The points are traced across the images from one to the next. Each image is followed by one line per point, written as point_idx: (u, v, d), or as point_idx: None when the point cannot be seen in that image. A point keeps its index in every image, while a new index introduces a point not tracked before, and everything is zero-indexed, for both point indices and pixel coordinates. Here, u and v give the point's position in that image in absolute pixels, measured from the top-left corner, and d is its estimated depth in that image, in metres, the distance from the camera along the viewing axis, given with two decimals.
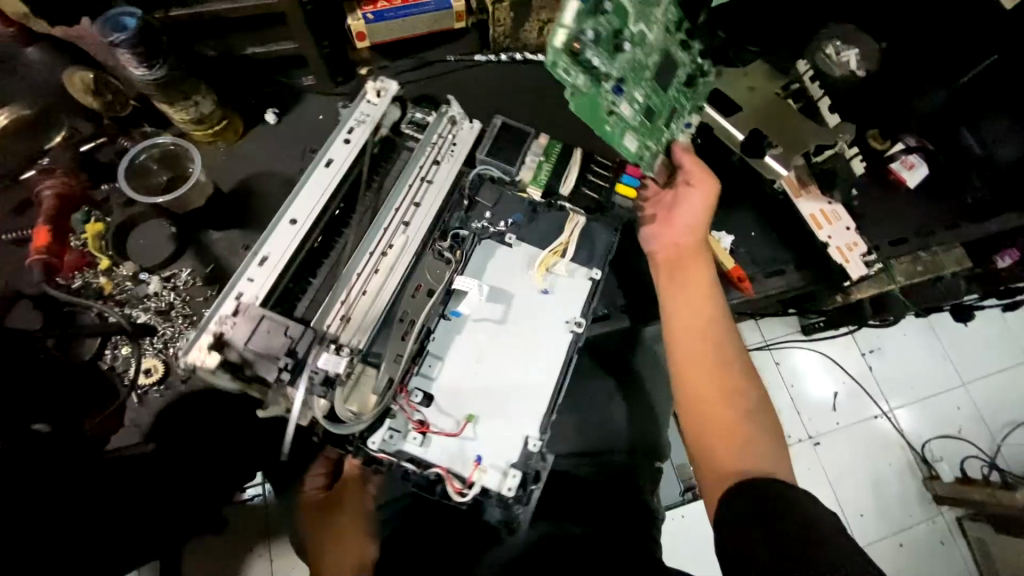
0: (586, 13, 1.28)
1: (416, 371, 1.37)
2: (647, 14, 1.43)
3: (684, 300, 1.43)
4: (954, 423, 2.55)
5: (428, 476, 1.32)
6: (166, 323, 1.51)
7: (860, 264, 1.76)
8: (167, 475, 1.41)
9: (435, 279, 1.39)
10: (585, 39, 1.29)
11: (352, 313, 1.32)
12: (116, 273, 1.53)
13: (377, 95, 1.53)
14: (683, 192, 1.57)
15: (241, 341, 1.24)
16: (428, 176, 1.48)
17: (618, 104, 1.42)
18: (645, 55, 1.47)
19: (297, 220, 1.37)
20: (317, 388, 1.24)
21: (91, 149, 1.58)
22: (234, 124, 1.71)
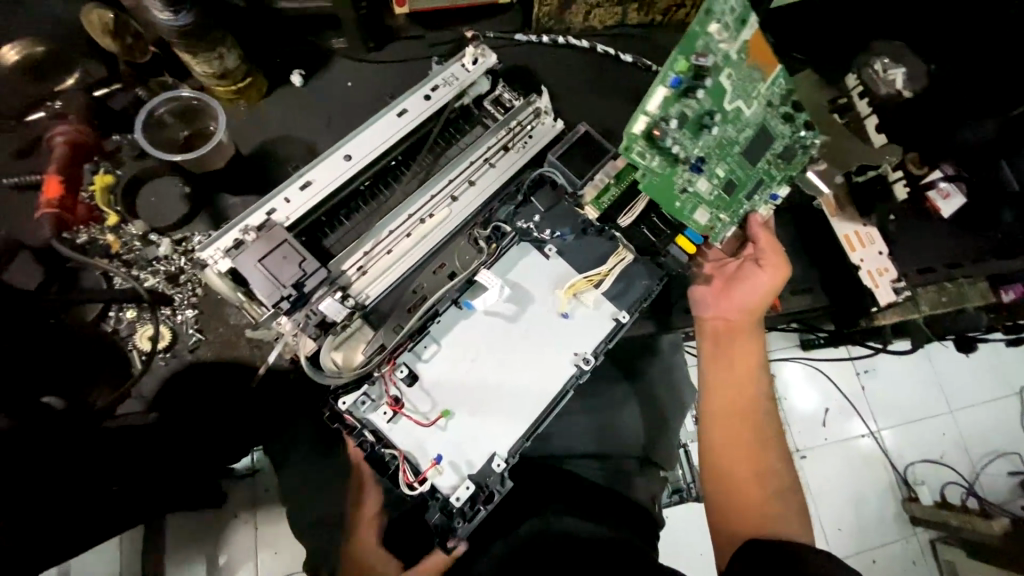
0: (672, 99, 1.34)
1: (410, 347, 1.26)
2: (742, 89, 1.42)
3: (726, 376, 1.43)
4: (936, 447, 2.57)
5: (382, 454, 1.22)
6: (175, 290, 1.44)
7: (889, 289, 1.71)
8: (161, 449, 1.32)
9: (462, 264, 1.31)
10: (664, 125, 1.34)
11: (367, 267, 1.33)
12: (124, 231, 1.44)
13: (473, 63, 1.48)
14: (751, 271, 1.49)
15: (254, 257, 1.21)
16: (492, 160, 1.44)
17: (692, 182, 1.42)
18: (733, 130, 1.44)
19: (352, 158, 1.36)
20: (309, 330, 1.24)
21: (104, 95, 1.47)
22: (257, 83, 1.61)
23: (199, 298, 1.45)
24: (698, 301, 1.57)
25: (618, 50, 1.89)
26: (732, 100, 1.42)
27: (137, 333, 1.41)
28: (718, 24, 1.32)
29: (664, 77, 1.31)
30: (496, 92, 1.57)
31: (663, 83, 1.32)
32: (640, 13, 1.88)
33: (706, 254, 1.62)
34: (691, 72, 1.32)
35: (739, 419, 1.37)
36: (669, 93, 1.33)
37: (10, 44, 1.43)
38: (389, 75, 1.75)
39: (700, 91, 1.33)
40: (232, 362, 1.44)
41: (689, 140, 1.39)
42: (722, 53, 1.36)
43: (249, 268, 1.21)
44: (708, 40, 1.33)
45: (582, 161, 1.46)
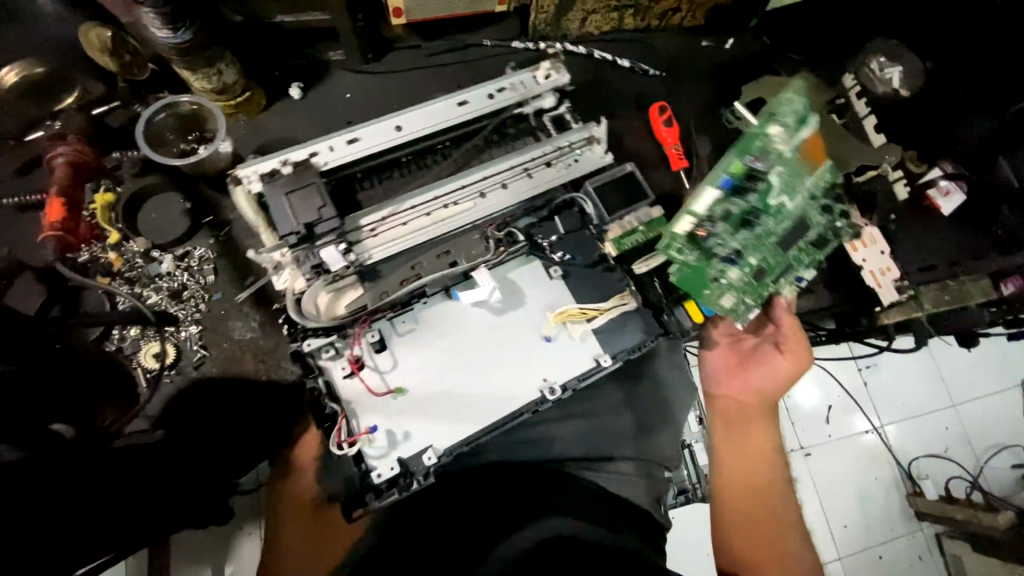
0: (721, 198, 1.36)
1: (388, 316, 1.25)
2: (792, 185, 1.38)
3: (739, 448, 1.45)
4: (939, 442, 2.55)
5: (326, 408, 1.18)
6: (179, 307, 1.44)
7: (892, 289, 1.72)
8: (164, 471, 1.29)
9: (465, 254, 1.26)
10: (709, 225, 1.36)
11: (380, 230, 1.30)
12: (125, 248, 1.43)
13: (545, 78, 1.48)
14: (769, 355, 1.48)
15: (280, 188, 1.22)
16: (531, 170, 1.39)
17: (725, 272, 1.34)
18: (776, 223, 1.37)
19: (402, 130, 1.38)
20: (305, 268, 1.23)
21: (102, 113, 1.47)
22: (256, 97, 1.62)
23: (204, 313, 1.45)
24: (710, 378, 1.57)
25: (615, 56, 1.90)
26: (777, 195, 1.37)
27: (141, 350, 1.40)
28: (779, 128, 1.39)
29: (714, 179, 1.36)
30: (560, 111, 1.52)
31: (714, 184, 1.36)
32: (636, 17, 1.89)
33: (717, 322, 1.52)
34: (744, 175, 1.36)
35: (752, 495, 1.38)
36: (720, 193, 1.35)
37: (5, 66, 1.41)
38: (387, 86, 1.76)
39: (748, 193, 1.37)
40: (238, 376, 1.44)
41: (728, 233, 1.36)
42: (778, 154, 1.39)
43: (276, 197, 1.21)
44: (766, 142, 1.38)
45: (620, 199, 1.37)
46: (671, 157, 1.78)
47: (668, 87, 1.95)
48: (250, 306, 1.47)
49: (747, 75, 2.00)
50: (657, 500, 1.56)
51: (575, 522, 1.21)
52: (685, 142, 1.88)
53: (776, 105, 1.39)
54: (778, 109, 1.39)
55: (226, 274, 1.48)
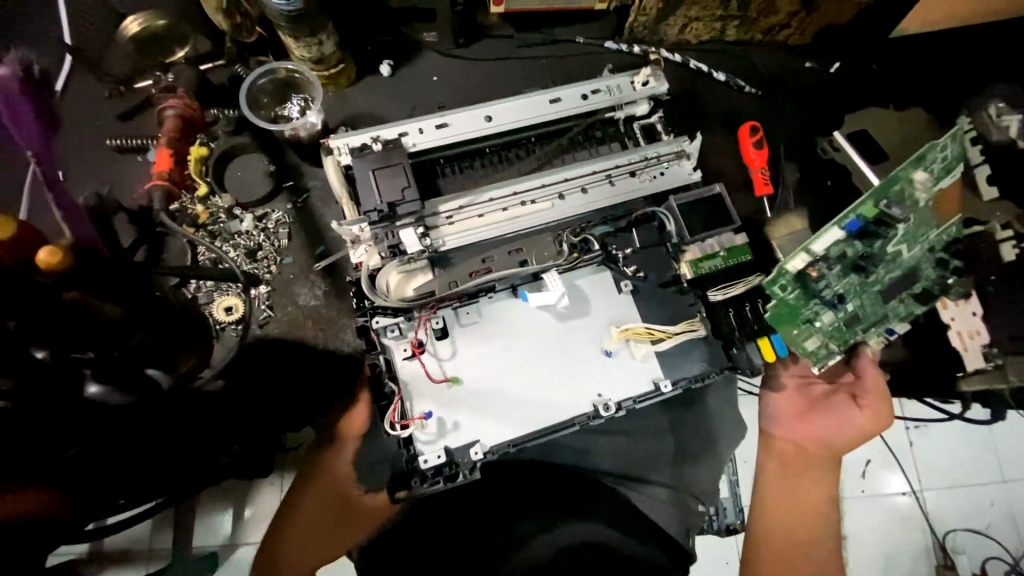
0: (842, 241, 1.30)
1: (453, 305, 1.25)
2: (913, 235, 1.35)
3: (783, 487, 1.40)
4: (979, 515, 1.87)
5: (385, 388, 1.21)
6: (253, 265, 1.49)
7: (979, 354, 1.56)
8: (225, 416, 1.41)
9: (539, 256, 1.25)
10: (823, 267, 1.30)
11: (456, 218, 1.29)
12: (212, 203, 1.49)
13: (642, 84, 1.42)
14: (844, 406, 1.41)
15: (369, 165, 1.24)
16: (614, 177, 1.35)
17: (819, 314, 1.37)
18: (884, 271, 1.36)
19: (492, 120, 1.37)
20: (381, 247, 1.24)
21: (208, 69, 1.55)
22: (347, 70, 1.64)
23: (275, 275, 1.50)
24: (768, 417, 1.50)
25: (711, 68, 1.82)
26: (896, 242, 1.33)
27: (215, 303, 1.45)
28: (924, 174, 1.31)
29: (842, 219, 1.29)
30: (651, 120, 1.45)
31: (841, 225, 1.28)
32: (740, 30, 1.81)
33: (789, 363, 1.47)
34: (877, 219, 1.28)
35: (793, 542, 1.32)
36: (842, 236, 1.29)
37: (134, 15, 1.52)
38: (474, 71, 1.74)
39: (876, 238, 1.29)
40: (297, 341, 1.48)
41: (838, 277, 1.34)
42: (914, 201, 1.32)
43: (362, 171, 1.24)
44: (905, 187, 1.31)
45: (703, 221, 1.31)
46: (756, 180, 1.70)
47: (761, 106, 1.85)
48: (318, 274, 1.51)
49: (848, 102, 1.87)
50: (687, 529, 1.46)
51: (597, 527, 1.24)
52: (772, 166, 1.79)
53: (930, 150, 1.29)
54: (931, 153, 1.29)
55: (298, 239, 1.53)
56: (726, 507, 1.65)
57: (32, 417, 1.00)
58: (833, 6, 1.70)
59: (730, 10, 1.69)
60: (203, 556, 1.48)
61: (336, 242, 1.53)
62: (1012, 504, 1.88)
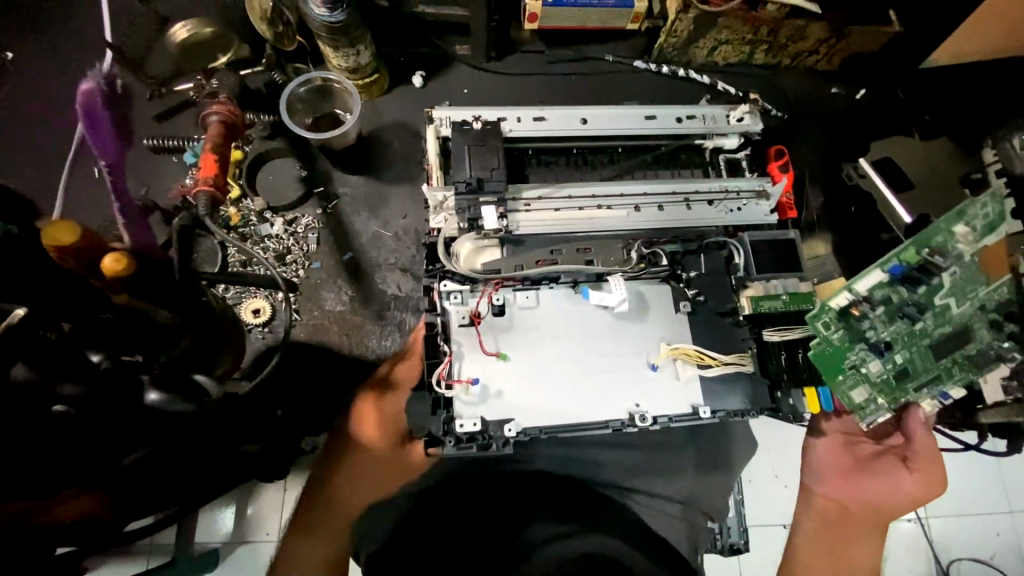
0: (885, 284, 1.34)
1: (515, 287, 1.30)
2: (959, 290, 1.33)
3: (815, 529, 1.50)
4: (984, 544, 1.84)
5: (438, 347, 1.25)
6: (282, 269, 1.50)
7: (997, 387, 1.44)
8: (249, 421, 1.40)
9: (607, 260, 1.32)
10: (867, 307, 1.34)
11: (533, 206, 1.39)
12: (243, 205, 1.51)
13: (737, 119, 1.53)
14: (891, 469, 1.44)
15: (463, 146, 1.34)
16: (692, 202, 1.44)
17: (866, 361, 1.37)
18: (932, 323, 1.35)
19: (586, 123, 1.48)
20: (463, 217, 1.32)
21: (246, 75, 1.55)
22: (381, 79, 1.66)
23: (302, 280, 1.51)
24: (812, 473, 1.56)
25: (740, 90, 1.83)
26: (945, 295, 1.33)
27: (243, 304, 1.45)
28: (965, 227, 1.31)
29: (884, 262, 1.33)
30: (738, 155, 1.56)
31: (883, 267, 1.33)
32: (768, 54, 1.83)
33: (830, 416, 1.52)
34: (919, 265, 1.31)
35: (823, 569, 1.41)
36: (885, 279, 1.33)
37: (182, 22, 1.56)
38: (505, 86, 1.77)
39: (921, 285, 1.32)
40: (322, 347, 1.49)
41: (882, 322, 1.36)
42: (957, 253, 1.31)
43: (459, 147, 1.34)
44: (948, 238, 1.32)
45: (774, 262, 1.37)
46: (784, 206, 1.54)
47: (785, 131, 1.86)
48: (344, 279, 1.52)
49: (875, 130, 1.87)
50: (697, 548, 1.46)
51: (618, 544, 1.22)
52: (797, 191, 1.80)
53: (972, 202, 1.30)
54: (972, 207, 1.30)
55: (327, 244, 1.54)
56: (731, 526, 1.55)
57: (93, 432, 0.91)
58: (864, 33, 1.71)
59: (760, 34, 1.71)
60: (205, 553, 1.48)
61: (362, 249, 1.55)
62: (1018, 535, 1.85)
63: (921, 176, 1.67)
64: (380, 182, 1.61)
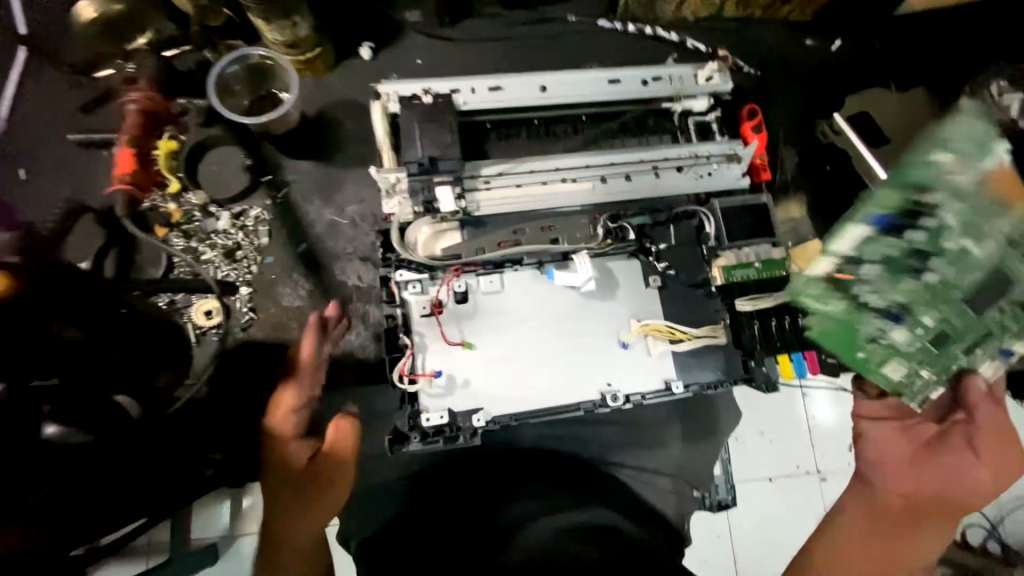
0: (878, 238, 1.05)
1: (478, 271, 1.24)
2: (975, 226, 1.00)
3: (873, 524, 1.08)
4: None
5: (397, 342, 1.19)
6: (232, 267, 1.41)
7: None
8: (210, 426, 1.33)
9: (570, 235, 1.25)
10: (861, 267, 1.07)
11: (493, 184, 1.31)
12: (184, 200, 1.41)
13: (705, 79, 1.44)
14: (969, 458, 1.04)
15: (413, 121, 1.25)
16: (660, 169, 1.37)
17: (885, 329, 1.08)
18: (952, 273, 1.03)
19: (546, 91, 1.39)
20: (416, 202, 1.23)
21: (172, 56, 1.44)
22: (325, 54, 1.53)
23: (255, 276, 1.42)
24: (865, 457, 1.14)
25: (709, 47, 1.72)
26: (959, 237, 1.01)
27: (193, 307, 1.37)
28: (950, 154, 1.00)
29: (858, 215, 1.06)
30: (708, 117, 1.47)
31: (856, 221, 1.06)
32: (739, 7, 1.72)
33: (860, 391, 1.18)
34: (907, 210, 1.03)
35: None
36: (871, 233, 1.05)
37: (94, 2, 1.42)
38: (462, 54, 1.64)
39: (920, 230, 1.02)
40: (281, 344, 1.40)
41: (885, 282, 1.07)
42: (953, 188, 0.99)
43: (408, 123, 1.25)
44: (934, 168, 1.00)
45: (749, 227, 1.31)
46: (757, 167, 1.48)
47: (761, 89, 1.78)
48: (300, 272, 1.44)
49: (852, 82, 1.79)
50: (682, 518, 1.47)
51: (615, 515, 1.17)
52: (771, 151, 1.73)
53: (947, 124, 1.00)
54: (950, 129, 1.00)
55: (280, 237, 1.45)
56: (718, 483, 1.57)
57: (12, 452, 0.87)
58: None
59: None
60: (203, 547, 1.39)
61: (318, 239, 1.46)
62: None
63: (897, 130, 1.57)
64: (333, 167, 1.51)
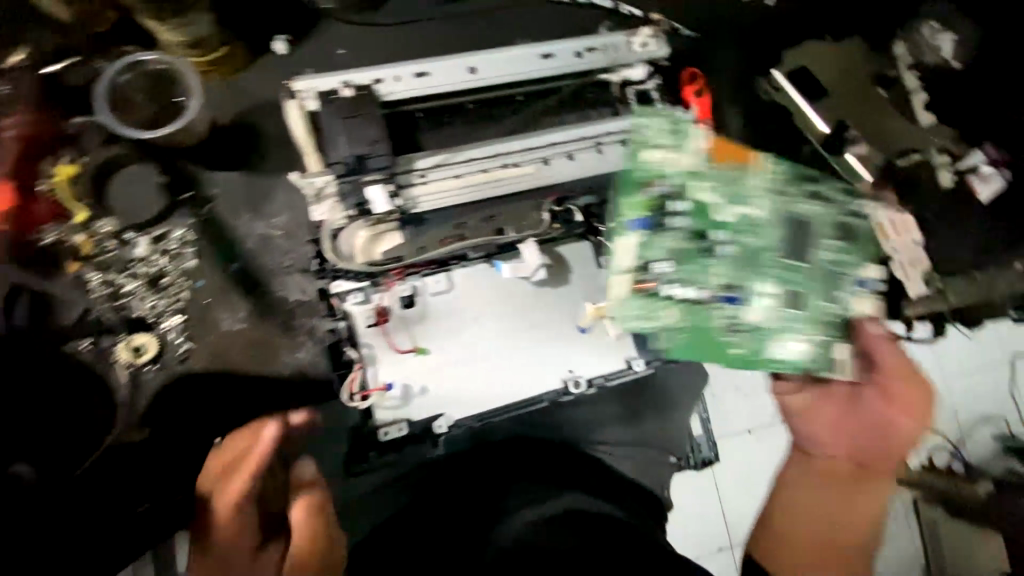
0: (649, 240, 1.10)
1: (422, 273, 1.18)
2: (740, 194, 1.13)
3: (822, 482, 1.21)
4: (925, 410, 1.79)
5: (343, 357, 1.16)
6: (158, 296, 1.32)
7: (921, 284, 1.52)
8: (160, 462, 1.28)
9: (516, 224, 1.18)
10: (666, 273, 1.10)
11: (430, 176, 1.22)
12: (95, 230, 1.31)
13: (641, 45, 1.39)
14: (873, 399, 1.19)
15: (333, 119, 1.17)
16: (603, 144, 1.31)
17: (733, 313, 1.11)
18: (744, 238, 1.13)
19: (476, 73, 1.31)
20: (348, 204, 1.17)
21: (58, 72, 1.30)
22: (234, 53, 1.39)
23: (187, 302, 1.34)
24: (803, 432, 1.27)
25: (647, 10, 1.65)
26: (729, 209, 1.13)
27: (122, 343, 1.30)
28: (663, 149, 1.13)
29: (624, 224, 1.11)
30: (646, 86, 1.40)
31: (625, 231, 1.10)
32: None
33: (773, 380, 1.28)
34: (658, 210, 1.11)
35: (835, 559, 1.12)
36: (640, 240, 1.10)
37: None
38: (388, 37, 1.52)
39: (677, 218, 1.11)
40: (226, 370, 1.33)
41: (699, 270, 1.12)
42: (676, 174, 1.12)
43: (331, 121, 1.16)
44: (652, 167, 1.11)
45: None
46: None
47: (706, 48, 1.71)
48: (236, 293, 1.36)
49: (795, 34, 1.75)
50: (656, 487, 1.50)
51: (584, 496, 1.13)
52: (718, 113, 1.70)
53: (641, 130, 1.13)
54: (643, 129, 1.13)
55: (208, 259, 1.36)
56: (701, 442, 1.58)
57: None
58: None
59: None
60: None
61: (252, 255, 1.37)
62: (956, 400, 1.80)
63: (833, 80, 1.59)
64: (259, 175, 1.40)
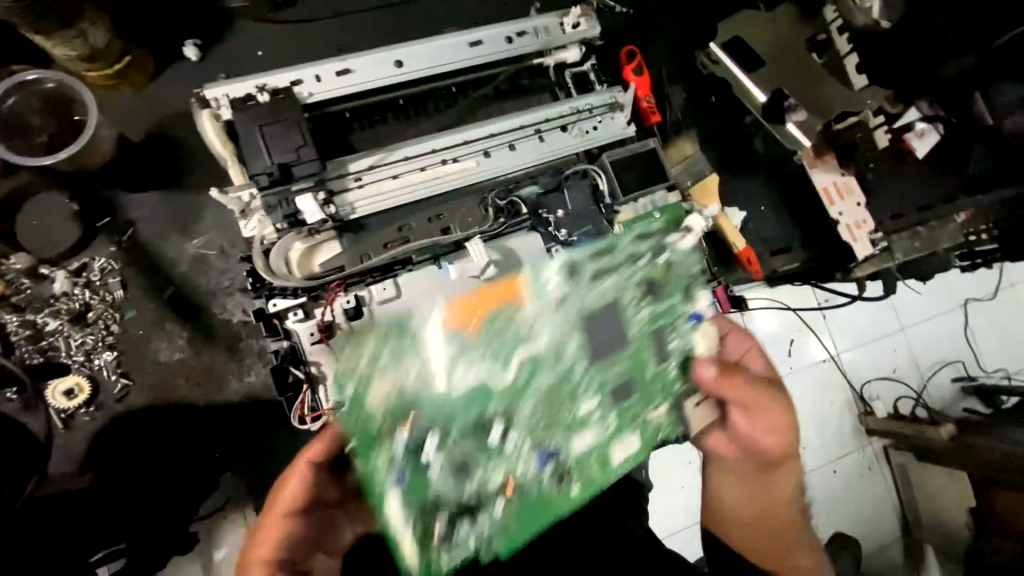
0: (423, 484, 0.81)
1: (368, 282, 1.11)
2: (496, 367, 0.83)
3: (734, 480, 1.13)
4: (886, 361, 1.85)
5: (288, 379, 1.09)
6: (85, 332, 1.23)
7: (867, 244, 1.54)
8: (109, 506, 1.21)
9: (463, 224, 1.18)
10: (461, 491, 0.82)
11: (366, 179, 1.16)
12: (5, 268, 1.21)
13: (572, 26, 1.35)
14: (744, 423, 1.03)
15: (250, 128, 1.09)
16: (543, 132, 1.28)
17: (564, 452, 0.87)
18: (505, 408, 0.83)
19: (402, 66, 1.24)
20: (275, 215, 1.09)
21: None
22: (140, 63, 1.31)
23: (118, 336, 1.25)
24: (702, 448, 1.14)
25: None
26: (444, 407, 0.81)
27: (50, 387, 1.21)
28: (383, 402, 0.79)
29: (380, 489, 0.79)
30: (584, 67, 1.38)
31: (391, 495, 0.79)
32: None
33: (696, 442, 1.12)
34: (416, 454, 0.80)
35: (773, 532, 1.12)
36: (410, 492, 0.80)
37: None
38: (309, 34, 1.43)
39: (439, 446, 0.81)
40: (169, 403, 1.26)
41: (490, 460, 0.83)
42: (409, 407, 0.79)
43: (247, 130, 1.09)
44: (378, 440, 0.79)
45: (637, 177, 1.27)
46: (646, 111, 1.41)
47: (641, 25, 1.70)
48: (173, 321, 1.28)
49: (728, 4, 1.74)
50: None
51: None
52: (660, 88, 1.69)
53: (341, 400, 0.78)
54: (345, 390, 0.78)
55: (137, 287, 1.27)
56: None
57: None
58: None
59: None
60: None
61: (186, 278, 1.29)
62: (913, 347, 1.87)
63: (767, 46, 1.59)
64: (184, 193, 1.31)
